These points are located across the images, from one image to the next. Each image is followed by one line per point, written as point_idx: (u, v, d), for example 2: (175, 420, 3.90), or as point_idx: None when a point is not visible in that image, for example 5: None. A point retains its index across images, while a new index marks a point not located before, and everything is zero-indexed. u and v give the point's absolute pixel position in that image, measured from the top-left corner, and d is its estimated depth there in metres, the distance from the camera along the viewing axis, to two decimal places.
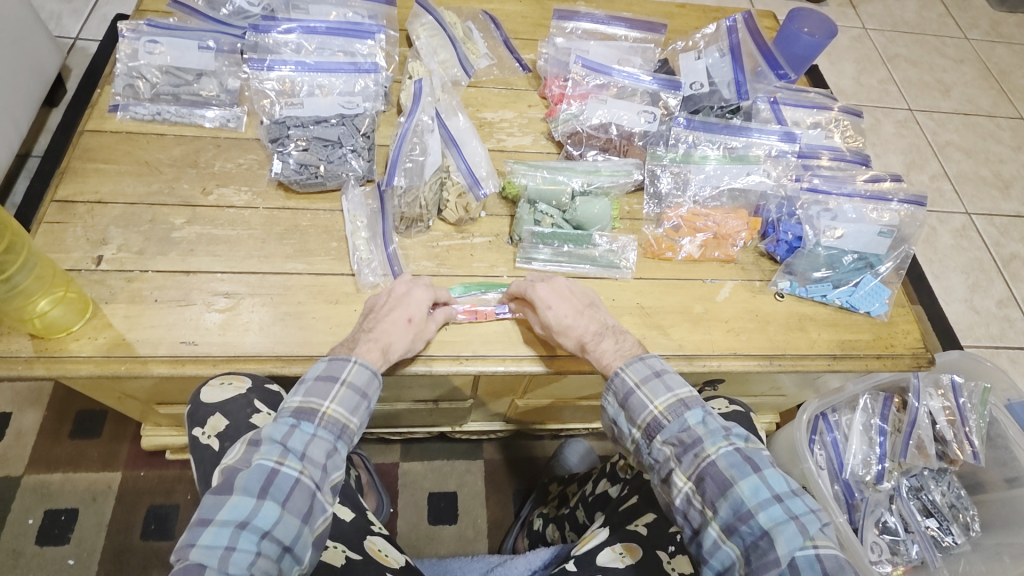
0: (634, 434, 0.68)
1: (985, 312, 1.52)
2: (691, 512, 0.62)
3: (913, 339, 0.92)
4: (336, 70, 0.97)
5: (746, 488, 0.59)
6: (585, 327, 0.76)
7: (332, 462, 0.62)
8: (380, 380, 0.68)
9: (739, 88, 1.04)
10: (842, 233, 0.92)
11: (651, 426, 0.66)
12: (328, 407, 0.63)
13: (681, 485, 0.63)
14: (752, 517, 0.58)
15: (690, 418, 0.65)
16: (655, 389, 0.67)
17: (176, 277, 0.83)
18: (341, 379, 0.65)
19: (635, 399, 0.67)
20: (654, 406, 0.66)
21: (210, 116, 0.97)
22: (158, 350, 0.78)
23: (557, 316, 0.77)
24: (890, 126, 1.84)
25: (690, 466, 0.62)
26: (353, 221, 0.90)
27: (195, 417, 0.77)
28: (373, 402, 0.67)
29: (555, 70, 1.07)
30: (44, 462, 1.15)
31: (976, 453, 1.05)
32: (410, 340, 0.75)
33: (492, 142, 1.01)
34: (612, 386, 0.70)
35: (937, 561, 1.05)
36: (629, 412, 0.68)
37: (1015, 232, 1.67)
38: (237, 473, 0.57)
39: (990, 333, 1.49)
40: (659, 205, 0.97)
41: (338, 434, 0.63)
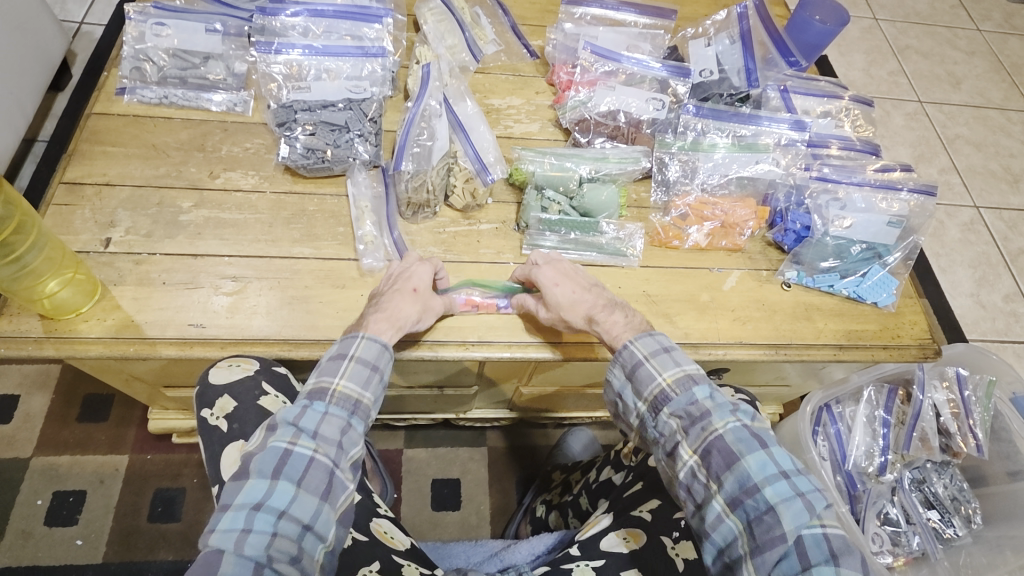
0: (639, 407, 0.68)
1: (991, 307, 1.51)
2: (696, 486, 0.62)
3: (919, 330, 0.92)
4: (344, 54, 0.97)
5: (754, 463, 0.59)
6: (592, 302, 0.76)
7: (347, 439, 0.61)
8: (390, 353, 0.69)
9: (750, 75, 1.04)
10: (850, 223, 0.91)
11: (659, 398, 0.66)
12: (337, 384, 0.63)
13: (686, 457, 0.63)
14: (758, 490, 0.58)
15: (698, 392, 0.65)
16: (664, 361, 0.67)
17: (184, 261, 0.83)
18: (350, 355, 0.65)
19: (643, 371, 0.68)
20: (663, 378, 0.66)
21: (216, 100, 0.97)
22: (166, 332, 0.78)
23: (565, 293, 0.77)
24: (899, 118, 1.82)
25: (697, 440, 0.62)
26: (359, 206, 0.89)
27: (203, 399, 0.78)
28: (385, 377, 0.67)
29: (563, 56, 1.06)
30: (52, 445, 1.16)
31: (980, 446, 1.04)
32: (418, 311, 0.75)
33: (500, 128, 1.01)
34: (619, 358, 0.70)
35: (938, 552, 1.04)
36: (636, 383, 0.68)
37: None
38: (251, 458, 0.58)
39: (995, 327, 1.48)
40: (666, 193, 0.97)
41: (352, 410, 0.63)
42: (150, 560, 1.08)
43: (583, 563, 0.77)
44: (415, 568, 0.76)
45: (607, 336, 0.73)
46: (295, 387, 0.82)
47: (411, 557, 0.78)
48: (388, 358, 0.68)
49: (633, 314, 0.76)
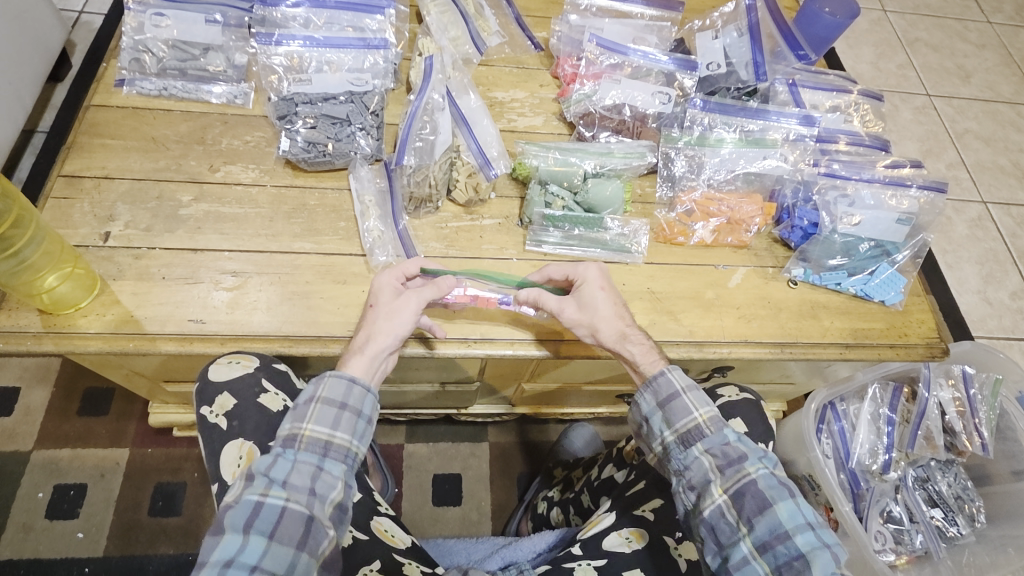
0: (666, 437, 0.68)
1: (998, 304, 1.50)
2: (722, 527, 0.62)
3: (927, 329, 0.91)
4: (346, 46, 0.96)
5: (785, 511, 0.61)
6: (630, 321, 0.74)
7: (320, 484, 0.60)
8: (362, 386, 0.66)
9: (757, 69, 1.03)
10: (859, 220, 0.89)
11: (692, 433, 0.67)
12: (305, 428, 0.62)
13: (716, 496, 0.63)
14: (789, 538, 0.59)
15: (731, 433, 0.66)
16: (700, 398, 0.68)
17: (183, 255, 0.82)
18: (313, 397, 0.64)
19: (679, 403, 0.68)
20: (699, 414, 0.67)
21: (216, 92, 0.95)
22: (166, 328, 0.77)
23: (607, 301, 0.74)
24: (908, 112, 1.80)
25: (730, 481, 0.63)
26: (361, 201, 0.89)
27: (203, 395, 0.77)
28: (356, 412, 0.64)
29: (568, 48, 1.04)
30: (53, 438, 1.15)
31: (985, 445, 1.03)
32: (379, 321, 0.69)
33: (503, 122, 0.99)
34: (653, 385, 0.70)
35: (941, 552, 1.03)
36: (667, 413, 0.68)
37: None
38: (224, 512, 0.57)
39: (1002, 325, 1.47)
40: (672, 188, 0.96)
41: (323, 453, 0.62)
42: (151, 554, 1.08)
43: (585, 562, 0.76)
44: (415, 566, 0.75)
45: (641, 357, 0.72)
46: (296, 385, 0.81)
47: (413, 555, 0.77)
48: (360, 391, 0.65)
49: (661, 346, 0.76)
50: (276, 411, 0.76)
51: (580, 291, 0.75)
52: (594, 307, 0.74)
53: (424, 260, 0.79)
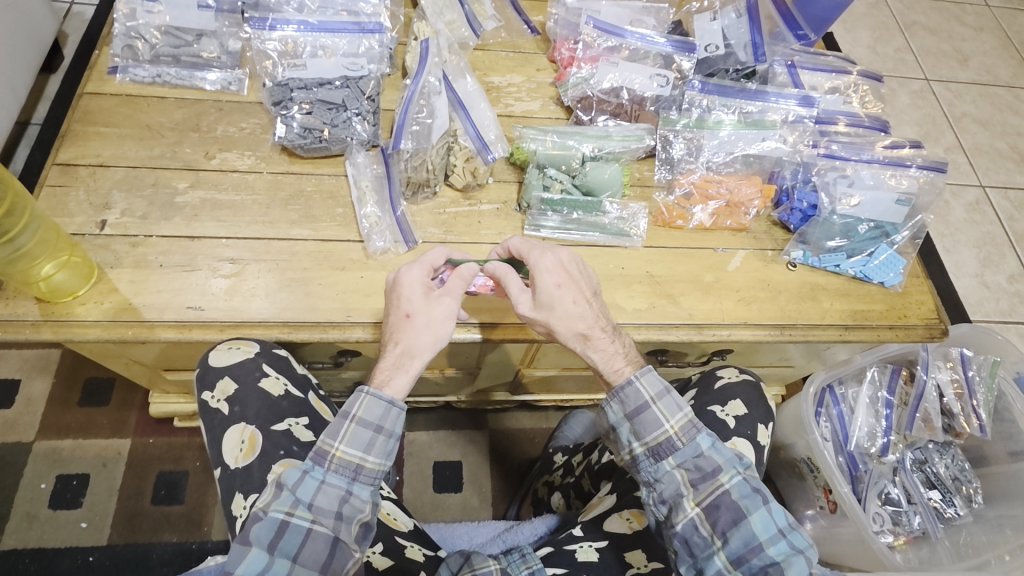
0: (635, 448, 0.67)
1: (996, 287, 1.50)
2: (695, 539, 0.63)
3: (926, 310, 0.91)
4: (340, 31, 0.94)
5: (759, 521, 0.62)
6: (592, 321, 0.69)
7: (348, 508, 0.59)
8: (398, 410, 0.63)
9: (757, 50, 1.02)
10: (858, 201, 0.89)
11: (663, 446, 0.66)
12: (337, 449, 0.60)
13: (688, 510, 0.64)
14: (762, 549, 0.62)
15: (703, 442, 0.66)
16: (671, 407, 0.66)
17: (181, 243, 0.82)
18: (351, 415, 0.61)
19: (649, 413, 0.66)
20: (670, 426, 0.66)
21: (210, 78, 0.94)
22: (164, 315, 0.77)
23: (565, 303, 0.68)
24: (905, 96, 1.79)
25: (703, 494, 0.64)
26: (358, 187, 0.88)
27: (204, 381, 0.78)
28: (391, 436, 0.62)
29: (564, 32, 1.03)
30: (54, 429, 1.16)
31: (983, 427, 1.03)
32: (421, 335, 0.65)
33: (500, 107, 0.99)
34: (621, 395, 0.67)
35: (938, 533, 1.04)
36: (636, 425, 0.66)
37: None
38: (251, 523, 0.57)
39: (1000, 308, 1.47)
40: (671, 171, 0.95)
41: (353, 477, 0.60)
42: (155, 542, 1.09)
43: (586, 543, 0.78)
44: (417, 550, 0.76)
45: (601, 362, 0.69)
46: (296, 369, 0.81)
47: (415, 538, 0.78)
48: (397, 414, 0.62)
49: (626, 339, 0.72)
50: (277, 394, 0.76)
51: (535, 284, 0.68)
52: (549, 306, 0.68)
53: (449, 249, 0.77)
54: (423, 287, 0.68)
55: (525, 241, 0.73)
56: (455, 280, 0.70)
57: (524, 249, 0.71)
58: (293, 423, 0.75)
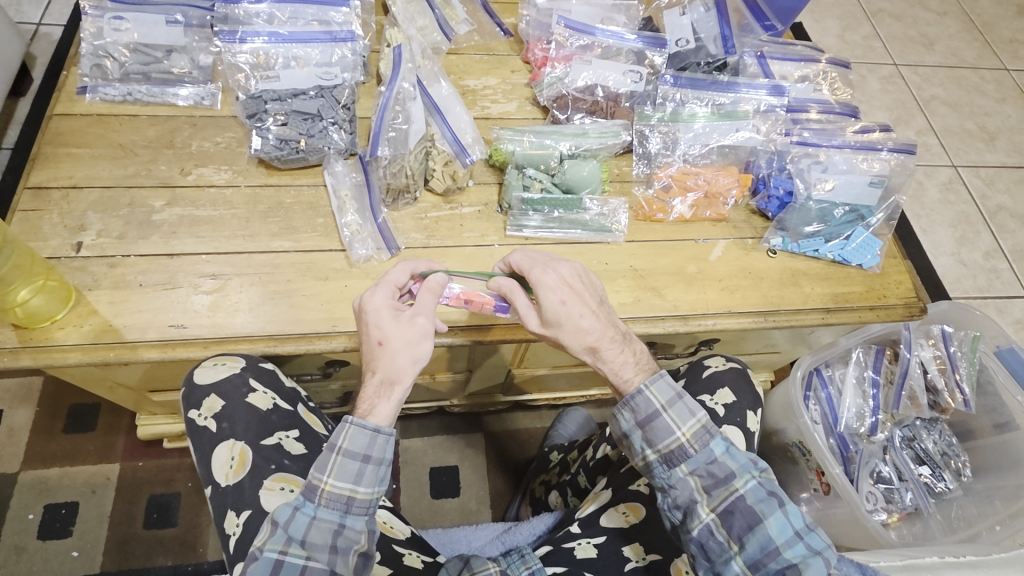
0: (647, 455, 0.67)
1: (972, 264, 1.53)
2: (712, 544, 0.63)
3: (905, 289, 0.93)
4: (311, 40, 0.94)
5: (775, 525, 0.61)
6: (602, 333, 0.68)
7: (342, 541, 0.58)
8: (386, 437, 0.60)
9: (726, 42, 1.04)
10: (833, 185, 0.91)
11: (676, 453, 0.65)
12: (326, 483, 0.58)
13: (704, 516, 0.63)
14: (779, 553, 0.61)
15: (716, 447, 0.65)
16: (682, 414, 0.65)
17: (160, 261, 0.81)
18: (336, 447, 0.59)
19: (661, 422, 0.65)
20: (682, 432, 0.65)
21: (183, 94, 0.94)
22: (147, 335, 0.76)
23: (573, 319, 0.68)
24: (875, 82, 1.82)
25: (718, 500, 0.63)
26: (338, 196, 0.88)
27: (190, 399, 0.76)
28: (381, 464, 0.60)
29: (537, 32, 1.04)
30: (40, 458, 1.13)
31: (966, 401, 1.05)
32: (397, 360, 0.61)
33: (476, 110, 0.99)
34: (631, 403, 0.67)
35: (930, 508, 1.06)
36: (648, 433, 0.66)
37: (1000, 183, 1.68)
38: (249, 562, 0.58)
39: (977, 284, 1.50)
40: (648, 165, 0.96)
41: (345, 510, 0.59)
42: (149, 567, 1.07)
43: (584, 540, 0.78)
44: (416, 557, 0.76)
45: (611, 374, 0.69)
46: (284, 382, 0.81)
47: (413, 545, 0.78)
48: (384, 440, 0.60)
49: (637, 347, 0.72)
50: (266, 408, 0.76)
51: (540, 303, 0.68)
52: (558, 323, 0.68)
53: (411, 262, 0.72)
54: (389, 308, 0.64)
55: (530, 257, 0.73)
56: (423, 295, 0.66)
57: (527, 265, 0.70)
58: (283, 436, 0.75)
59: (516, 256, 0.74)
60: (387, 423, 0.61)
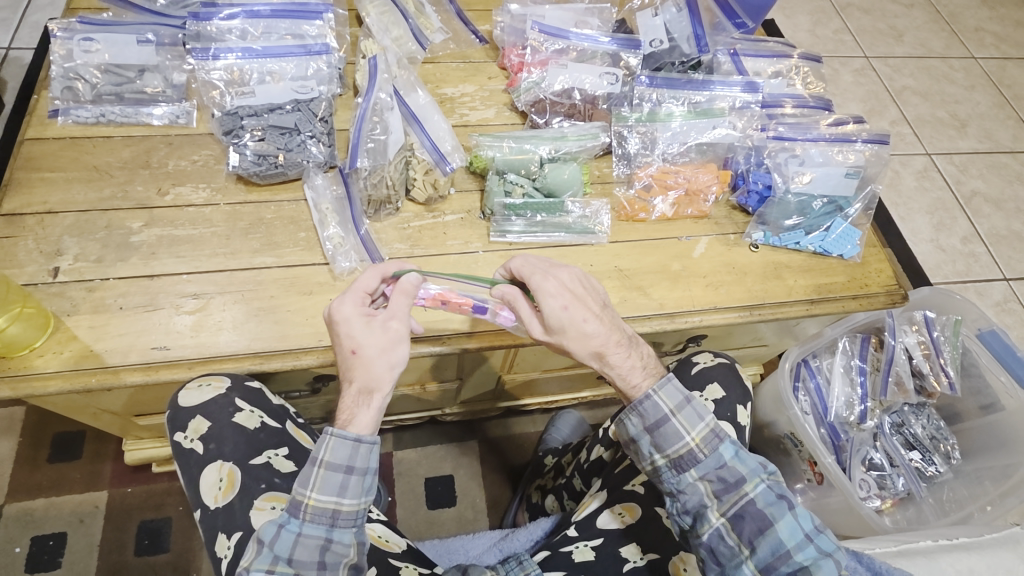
0: (657, 460, 0.67)
1: (951, 250, 1.55)
2: (722, 548, 0.64)
3: (886, 277, 0.94)
4: (286, 54, 0.94)
5: (785, 528, 0.62)
6: (608, 337, 0.66)
7: (330, 555, 0.58)
8: (370, 446, 0.59)
9: (700, 41, 1.05)
10: (810, 178, 0.92)
11: (686, 458, 0.65)
12: (310, 498, 0.58)
13: (714, 520, 0.64)
14: (790, 556, 0.61)
15: (725, 452, 0.65)
16: (692, 419, 0.65)
17: (140, 283, 0.80)
18: (317, 461, 0.58)
19: (670, 427, 0.65)
20: (692, 438, 0.65)
21: (157, 113, 0.93)
22: (129, 359, 0.75)
23: (576, 324, 0.65)
24: (848, 75, 1.85)
25: (728, 504, 0.64)
26: (319, 210, 0.87)
27: (176, 422, 0.75)
28: (365, 474, 0.59)
29: (511, 38, 1.04)
30: (24, 489, 1.11)
31: (952, 384, 1.06)
32: (372, 367, 0.60)
33: (455, 117, 0.99)
34: (640, 408, 0.66)
35: (922, 492, 1.07)
36: (658, 438, 0.66)
37: (974, 169, 1.71)
38: None
39: (956, 269, 1.53)
40: (629, 166, 0.97)
41: (331, 524, 0.58)
42: None
43: (582, 543, 0.77)
44: (413, 569, 0.75)
45: (618, 379, 0.67)
46: (271, 400, 0.80)
47: (410, 557, 0.77)
48: (368, 449, 0.59)
49: (644, 349, 0.70)
50: (254, 427, 0.75)
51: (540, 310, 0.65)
52: (562, 330, 0.65)
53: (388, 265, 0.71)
54: (360, 315, 0.62)
55: (531, 262, 0.70)
56: (397, 298, 0.65)
57: (527, 272, 0.68)
58: (272, 454, 0.74)
59: (517, 259, 0.71)
60: (368, 432, 0.59)
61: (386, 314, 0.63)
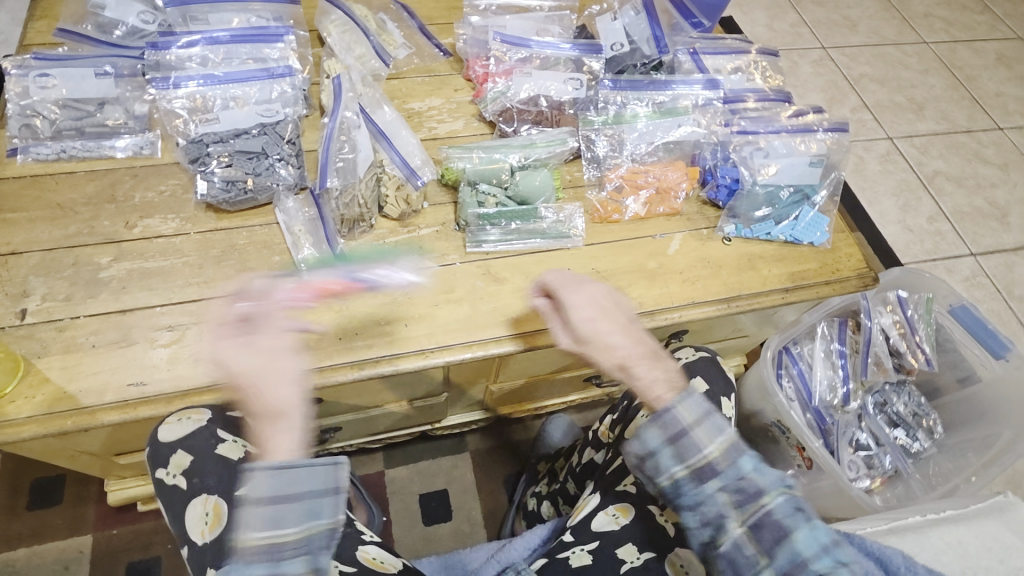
0: (676, 473, 0.61)
1: (918, 229, 1.60)
2: (741, 560, 0.58)
3: (857, 261, 0.95)
4: (248, 79, 0.93)
5: (806, 539, 0.57)
6: (631, 347, 0.63)
7: None
8: (296, 472, 0.60)
9: (659, 43, 1.07)
10: (775, 169, 0.94)
11: (706, 469, 0.60)
12: (246, 538, 0.58)
13: (733, 531, 0.59)
14: (811, 565, 0.56)
15: (744, 462, 0.60)
16: (713, 429, 0.60)
17: (112, 319, 0.78)
18: (245, 500, 0.58)
19: (689, 437, 0.60)
20: (712, 448, 0.60)
21: (120, 145, 0.91)
22: (105, 398, 0.73)
23: (601, 335, 0.64)
24: (807, 66, 1.90)
25: (748, 515, 0.59)
26: (293, 233, 0.87)
27: (157, 459, 0.74)
28: (295, 502, 0.59)
29: (475, 49, 1.05)
30: (4, 540, 1.07)
31: (928, 360, 1.08)
32: (274, 395, 0.60)
33: (424, 131, 0.99)
34: (661, 419, 0.61)
35: (909, 468, 1.10)
36: (679, 448, 0.60)
37: (934, 149, 1.76)
38: None
39: (925, 248, 1.57)
40: (599, 168, 0.98)
41: (274, 558, 0.58)
42: None
43: (578, 548, 0.77)
44: None
45: (643, 392, 0.63)
46: None
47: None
48: (296, 476, 0.59)
49: (672, 365, 0.65)
50: (238, 457, 0.74)
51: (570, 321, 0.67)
52: (587, 341, 0.65)
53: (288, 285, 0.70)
54: (238, 345, 0.62)
55: (564, 276, 0.71)
56: (287, 319, 0.65)
57: (557, 284, 0.69)
58: None
59: (560, 272, 0.73)
60: (294, 454, 0.60)
61: (262, 341, 0.63)
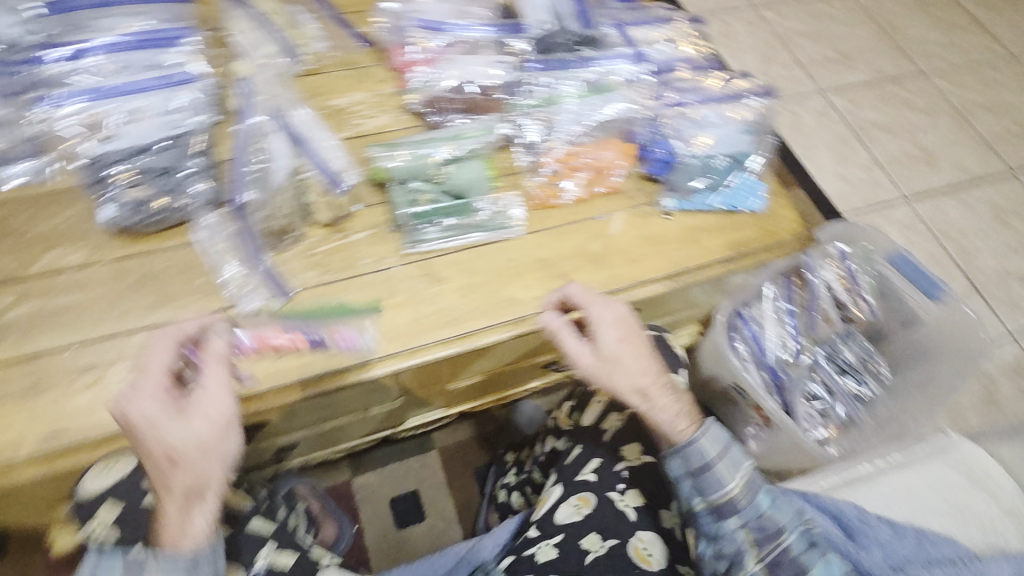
0: (696, 503, 0.69)
1: (857, 179, 1.62)
2: None
3: (790, 224, 0.97)
4: (147, 90, 0.86)
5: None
6: (652, 375, 0.73)
7: None
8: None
9: (584, 20, 1.05)
10: (707, 139, 0.98)
11: (725, 504, 0.67)
12: None
13: (751, 566, 0.65)
14: None
15: (762, 500, 0.67)
16: (733, 465, 0.68)
17: (17, 367, 0.72)
18: None
19: (710, 471, 0.68)
20: (733, 483, 0.68)
21: (7, 172, 0.83)
22: (21, 453, 0.68)
23: (628, 357, 0.72)
24: (740, 26, 1.90)
25: (767, 551, 0.65)
26: (214, 251, 0.81)
27: (88, 512, 0.69)
28: None
29: (394, 38, 1.00)
30: None
31: (871, 309, 1.12)
32: (213, 466, 0.59)
33: (349, 129, 0.92)
34: (684, 452, 0.69)
35: (861, 414, 1.11)
36: (700, 482, 0.68)
37: (865, 100, 1.79)
38: None
39: (864, 196, 1.60)
40: (532, 153, 0.95)
41: None
42: None
43: (543, 542, 0.77)
44: None
45: (664, 423, 0.71)
46: None
47: None
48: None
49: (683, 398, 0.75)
50: None
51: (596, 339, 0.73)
52: (614, 360, 0.72)
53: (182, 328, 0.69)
54: (167, 409, 0.59)
55: (585, 291, 0.77)
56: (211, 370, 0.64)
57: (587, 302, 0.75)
58: None
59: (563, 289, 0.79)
60: (204, 542, 0.58)
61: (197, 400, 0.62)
